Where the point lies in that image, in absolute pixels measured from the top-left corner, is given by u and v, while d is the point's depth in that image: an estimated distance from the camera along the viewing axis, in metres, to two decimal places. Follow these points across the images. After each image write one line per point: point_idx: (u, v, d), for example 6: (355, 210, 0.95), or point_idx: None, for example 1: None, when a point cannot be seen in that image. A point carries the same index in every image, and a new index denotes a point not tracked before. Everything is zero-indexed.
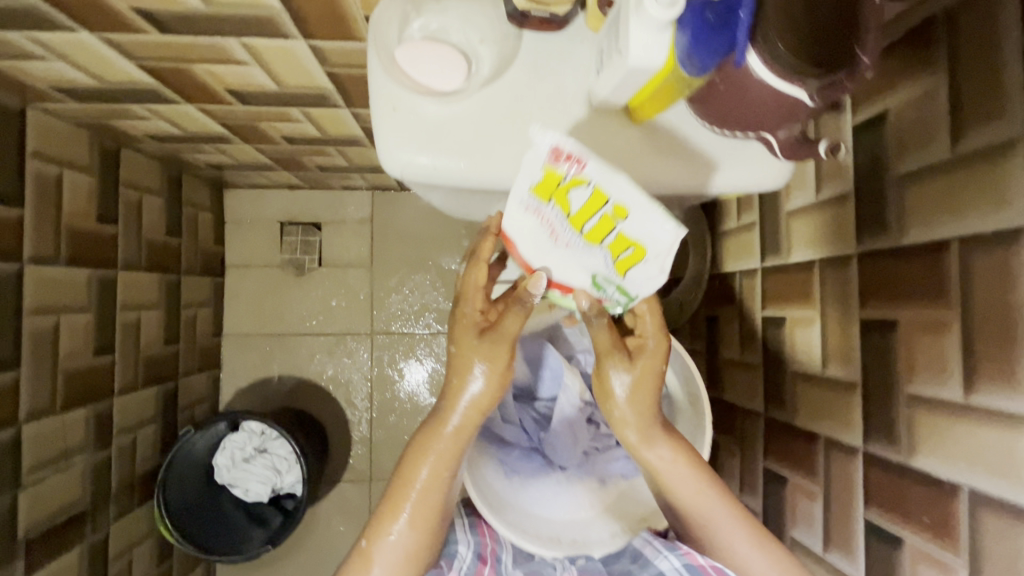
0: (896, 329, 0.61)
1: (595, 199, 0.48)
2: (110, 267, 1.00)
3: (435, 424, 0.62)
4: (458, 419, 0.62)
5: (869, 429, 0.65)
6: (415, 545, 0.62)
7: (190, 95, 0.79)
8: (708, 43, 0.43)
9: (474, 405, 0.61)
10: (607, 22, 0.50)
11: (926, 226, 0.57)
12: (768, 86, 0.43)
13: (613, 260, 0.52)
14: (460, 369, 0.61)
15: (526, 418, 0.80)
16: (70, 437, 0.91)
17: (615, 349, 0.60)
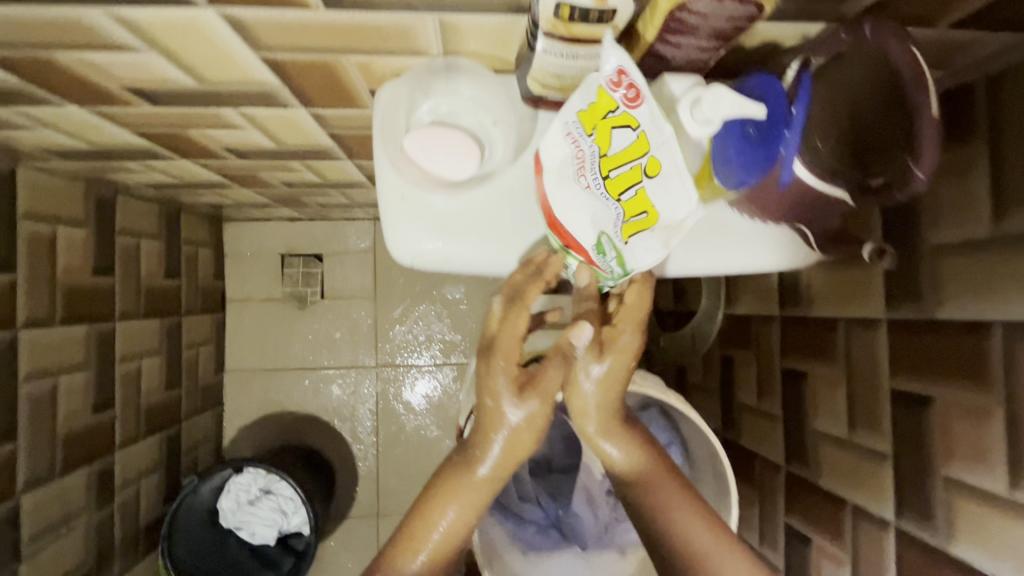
0: (931, 406, 0.58)
1: (635, 142, 0.43)
2: (107, 320, 0.98)
3: (465, 467, 0.57)
4: (488, 468, 0.56)
5: (901, 504, 0.62)
6: None
7: (187, 153, 0.76)
8: (754, 157, 0.47)
9: (505, 455, 0.56)
10: None
11: (965, 303, 0.54)
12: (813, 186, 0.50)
13: (622, 221, 0.45)
14: (491, 423, 0.55)
15: (544, 494, 0.78)
16: (71, 500, 0.89)
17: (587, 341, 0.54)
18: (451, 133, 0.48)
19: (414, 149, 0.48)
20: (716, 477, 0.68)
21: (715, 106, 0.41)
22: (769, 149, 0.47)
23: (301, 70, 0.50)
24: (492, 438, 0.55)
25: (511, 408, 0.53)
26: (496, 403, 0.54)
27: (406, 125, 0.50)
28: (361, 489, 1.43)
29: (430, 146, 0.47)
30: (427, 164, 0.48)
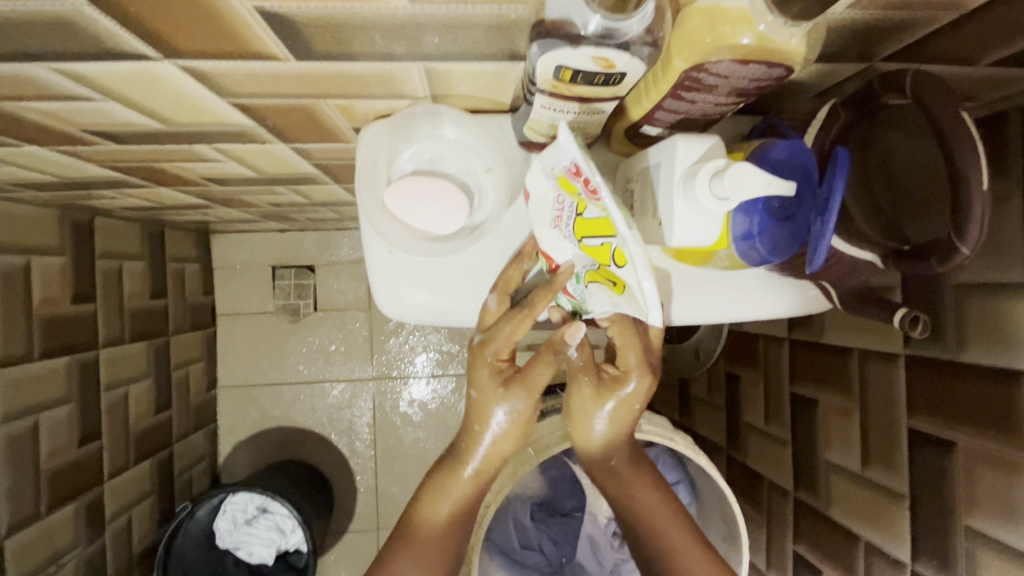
0: (953, 452, 0.55)
1: (603, 224, 0.41)
2: (90, 348, 0.94)
3: (453, 465, 0.54)
4: (475, 470, 0.54)
5: (918, 547, 0.60)
6: None
7: (162, 181, 0.72)
8: (773, 233, 0.44)
9: (492, 453, 0.53)
10: (641, 174, 0.46)
11: (993, 349, 0.51)
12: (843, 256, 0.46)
13: (595, 278, 0.46)
14: (478, 416, 0.52)
15: (546, 540, 0.75)
16: (59, 538, 0.86)
17: (587, 371, 0.53)
18: (439, 181, 0.44)
19: (396, 203, 0.44)
20: (725, 518, 0.69)
21: (739, 183, 0.38)
22: (794, 223, 0.43)
23: (276, 112, 0.45)
24: (479, 434, 0.53)
25: (497, 403, 0.51)
26: (480, 393, 0.52)
27: (388, 176, 0.47)
28: (361, 502, 1.41)
29: (414, 198, 0.44)
30: (412, 218, 0.44)
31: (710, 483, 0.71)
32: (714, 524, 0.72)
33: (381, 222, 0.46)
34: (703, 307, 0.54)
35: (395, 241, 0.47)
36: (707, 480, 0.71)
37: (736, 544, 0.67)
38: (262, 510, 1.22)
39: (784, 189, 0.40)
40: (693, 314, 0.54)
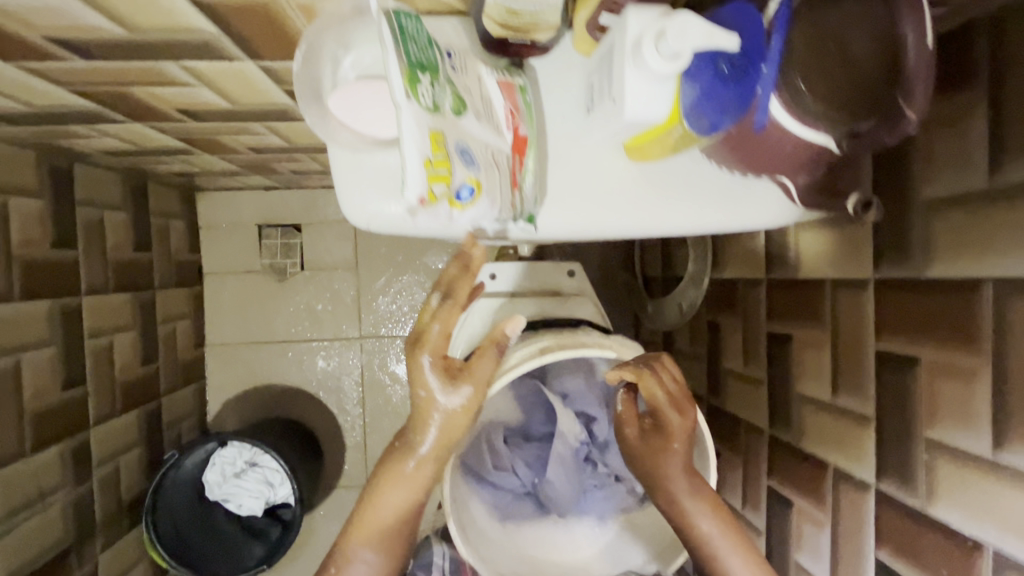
0: (916, 369, 0.56)
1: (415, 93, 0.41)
2: (73, 295, 0.94)
3: (403, 450, 0.61)
4: (416, 466, 0.61)
5: (883, 467, 0.61)
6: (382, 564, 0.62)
7: (137, 115, 0.71)
8: (721, 96, 0.43)
9: (441, 439, 0.60)
10: (599, 55, 0.46)
11: (955, 261, 0.51)
12: (790, 134, 0.46)
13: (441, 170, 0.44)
14: (424, 412, 0.60)
15: (519, 462, 0.75)
16: (45, 478, 0.87)
17: (632, 421, 0.66)
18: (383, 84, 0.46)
19: (343, 107, 0.46)
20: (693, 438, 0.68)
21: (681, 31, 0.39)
22: (741, 87, 0.43)
23: (237, 14, 0.45)
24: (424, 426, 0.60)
25: (444, 396, 0.59)
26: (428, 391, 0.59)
27: (333, 85, 0.47)
28: (350, 460, 1.42)
29: (362, 104, 0.46)
30: (364, 123, 0.47)
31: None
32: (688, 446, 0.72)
33: (331, 129, 0.48)
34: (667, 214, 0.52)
35: (348, 148, 0.49)
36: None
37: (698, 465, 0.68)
38: (251, 464, 1.21)
39: (727, 41, 0.40)
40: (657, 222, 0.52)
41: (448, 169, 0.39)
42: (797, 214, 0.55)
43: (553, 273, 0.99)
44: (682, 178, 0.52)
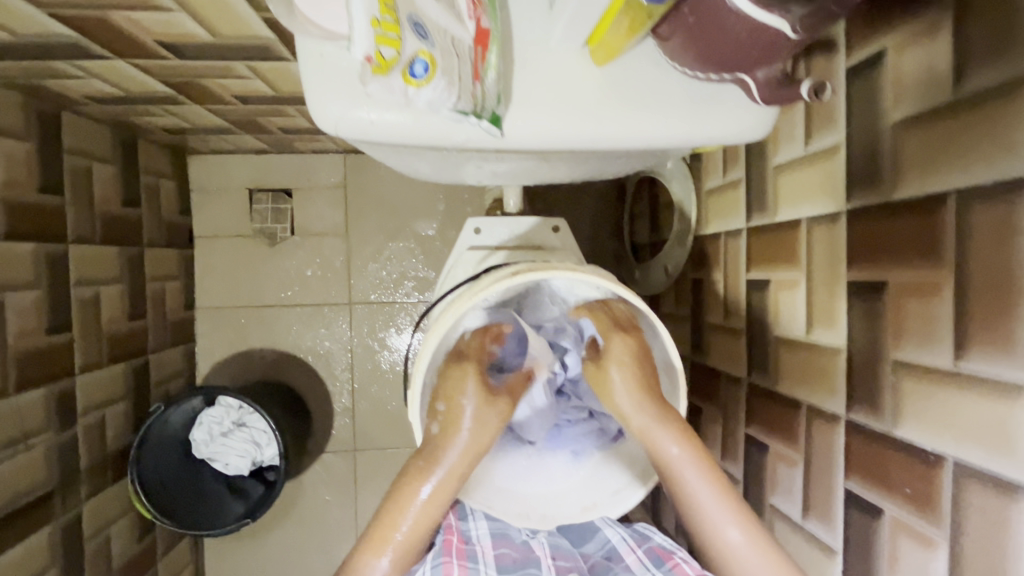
0: (885, 293, 0.56)
1: None
2: (60, 241, 0.95)
3: (426, 462, 0.62)
4: (433, 483, 0.61)
5: (853, 395, 0.61)
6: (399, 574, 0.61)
7: (118, 48, 0.72)
8: None
9: (468, 450, 0.62)
10: None
11: (922, 179, 0.52)
12: (744, 17, 0.39)
13: None
14: (452, 421, 0.62)
15: None
16: (28, 419, 0.88)
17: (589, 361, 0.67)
18: None
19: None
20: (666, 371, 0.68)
21: None
22: None
23: None
24: (456, 433, 0.62)
25: (477, 407, 0.63)
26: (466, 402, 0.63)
27: None
28: (338, 425, 1.43)
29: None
30: (333, 20, 0.46)
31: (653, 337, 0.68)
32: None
33: (298, 23, 0.46)
34: (634, 125, 0.51)
35: (316, 42, 0.47)
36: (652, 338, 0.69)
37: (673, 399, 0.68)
38: (239, 425, 1.22)
39: None
40: (627, 132, 0.51)
41: (397, 36, 0.39)
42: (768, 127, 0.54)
43: (540, 230, 0.99)
44: (651, 87, 0.50)
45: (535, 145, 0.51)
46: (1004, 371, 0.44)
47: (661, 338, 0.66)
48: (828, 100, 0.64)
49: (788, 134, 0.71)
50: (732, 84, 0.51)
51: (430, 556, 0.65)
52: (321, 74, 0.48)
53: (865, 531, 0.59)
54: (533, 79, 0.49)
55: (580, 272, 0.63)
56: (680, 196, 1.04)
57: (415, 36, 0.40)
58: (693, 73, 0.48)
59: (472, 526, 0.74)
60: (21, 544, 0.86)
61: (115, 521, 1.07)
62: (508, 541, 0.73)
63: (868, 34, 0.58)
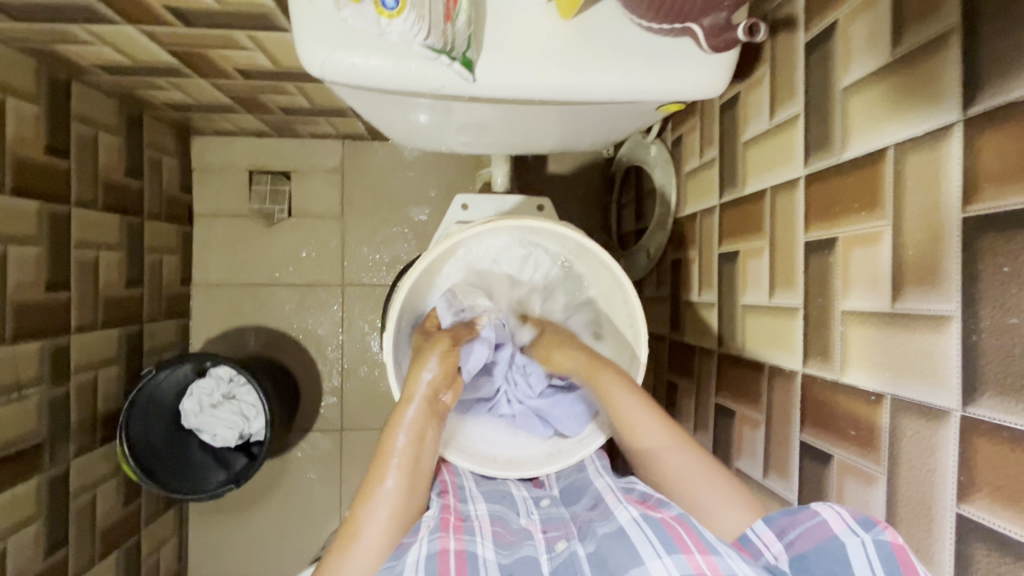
0: (836, 247, 0.59)
1: None
2: (63, 203, 1.00)
3: (401, 406, 0.71)
4: (417, 401, 0.71)
5: (809, 349, 0.64)
6: (401, 503, 0.66)
7: (128, 13, 0.77)
8: None
9: (429, 395, 0.72)
10: None
11: (867, 137, 0.55)
12: None
13: None
14: (411, 379, 0.72)
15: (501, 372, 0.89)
16: (23, 369, 0.91)
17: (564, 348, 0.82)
18: None
19: None
20: (631, 323, 0.78)
21: None
22: None
23: None
24: (415, 385, 0.72)
25: (432, 361, 0.73)
26: (432, 347, 0.74)
27: None
28: (325, 404, 1.44)
29: None
30: None
31: (619, 293, 0.79)
32: (622, 342, 0.82)
33: None
34: (593, 78, 0.56)
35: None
36: (619, 295, 0.79)
37: (638, 344, 0.77)
38: (228, 397, 1.24)
39: None
40: (588, 82, 0.56)
41: None
42: (724, 84, 0.60)
43: (525, 207, 1.01)
44: (609, 42, 0.56)
45: (504, 90, 0.56)
46: (936, 305, 0.47)
47: (624, 287, 0.76)
48: (790, 74, 0.68)
49: (756, 109, 0.75)
50: (688, 37, 0.56)
51: (426, 534, 0.62)
52: (309, 18, 0.53)
53: (818, 479, 0.62)
54: (506, 29, 0.54)
55: (553, 222, 0.74)
56: (662, 181, 1.08)
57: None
58: (649, 24, 0.54)
59: (472, 507, 0.70)
60: (9, 491, 0.88)
61: (102, 482, 1.09)
62: (504, 524, 0.69)
63: (823, 9, 0.62)
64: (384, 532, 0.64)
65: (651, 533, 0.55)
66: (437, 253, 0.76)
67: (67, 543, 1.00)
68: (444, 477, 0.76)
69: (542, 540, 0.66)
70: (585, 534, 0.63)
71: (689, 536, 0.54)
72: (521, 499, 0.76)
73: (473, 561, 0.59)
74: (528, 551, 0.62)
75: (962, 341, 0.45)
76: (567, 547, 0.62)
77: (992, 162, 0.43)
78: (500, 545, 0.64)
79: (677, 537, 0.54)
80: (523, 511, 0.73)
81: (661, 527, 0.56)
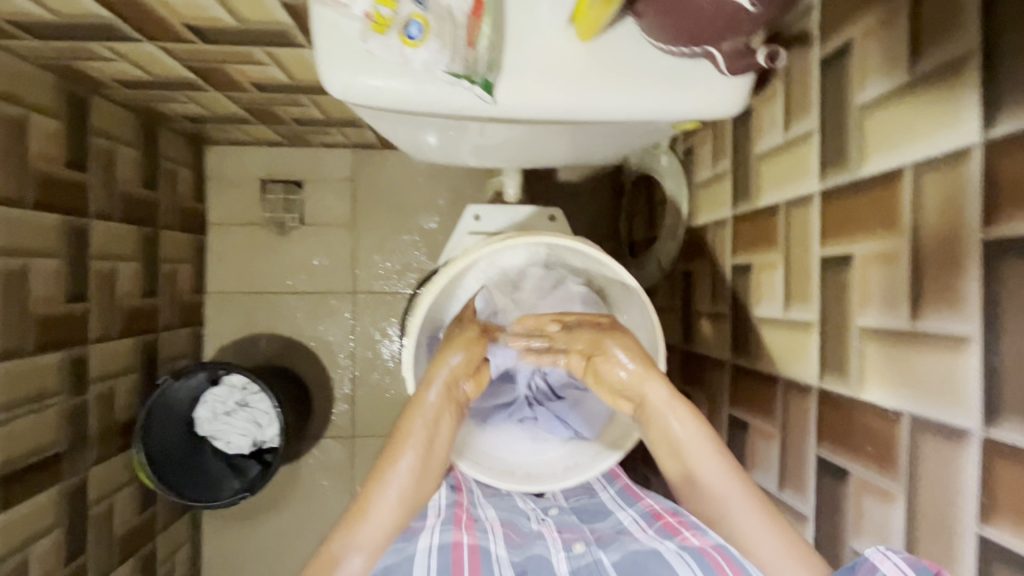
0: (852, 264, 0.60)
1: None
2: (83, 216, 1.01)
3: (422, 388, 0.69)
4: (438, 387, 0.70)
5: (825, 365, 0.64)
6: (412, 490, 0.66)
7: (148, 30, 0.78)
8: None
9: (448, 384, 0.70)
10: None
11: (883, 156, 0.56)
12: None
13: None
14: (435, 369, 0.70)
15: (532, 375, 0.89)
16: (44, 379, 0.93)
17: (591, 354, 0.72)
18: None
19: None
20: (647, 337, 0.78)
21: None
22: None
23: None
24: (439, 369, 0.70)
25: (456, 355, 0.71)
26: (462, 331, 0.74)
27: None
28: (336, 411, 1.45)
29: None
30: None
31: (636, 306, 0.79)
32: None
33: None
34: (612, 98, 0.57)
35: (330, 10, 0.53)
36: (636, 309, 0.79)
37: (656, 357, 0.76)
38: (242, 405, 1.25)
39: None
40: (606, 102, 0.57)
41: None
42: (740, 104, 0.60)
43: (537, 219, 1.01)
44: (625, 63, 0.57)
45: (522, 111, 0.57)
46: (954, 324, 0.47)
47: (643, 303, 0.76)
48: (806, 89, 0.68)
49: (770, 123, 0.75)
50: (705, 58, 0.57)
51: (437, 524, 0.68)
52: (331, 41, 0.54)
53: (835, 495, 0.62)
54: (528, 51, 0.55)
55: (569, 239, 0.75)
56: (673, 190, 1.08)
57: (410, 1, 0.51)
58: (668, 47, 0.55)
59: (483, 511, 0.75)
60: (30, 501, 0.89)
61: (119, 489, 1.11)
62: (514, 527, 0.73)
63: (838, 27, 0.63)
64: (392, 514, 0.64)
65: (692, 561, 0.58)
66: (456, 269, 0.76)
67: (85, 552, 1.01)
68: (457, 478, 0.81)
69: (556, 539, 0.69)
70: (608, 544, 0.67)
71: (733, 573, 0.56)
72: (530, 510, 0.78)
73: (485, 556, 0.64)
74: (540, 550, 0.66)
75: (983, 363, 0.45)
76: (588, 552, 0.66)
77: (1013, 185, 0.43)
78: (512, 544, 0.68)
79: (715, 563, 0.57)
80: (533, 517, 0.76)
81: (705, 560, 0.58)
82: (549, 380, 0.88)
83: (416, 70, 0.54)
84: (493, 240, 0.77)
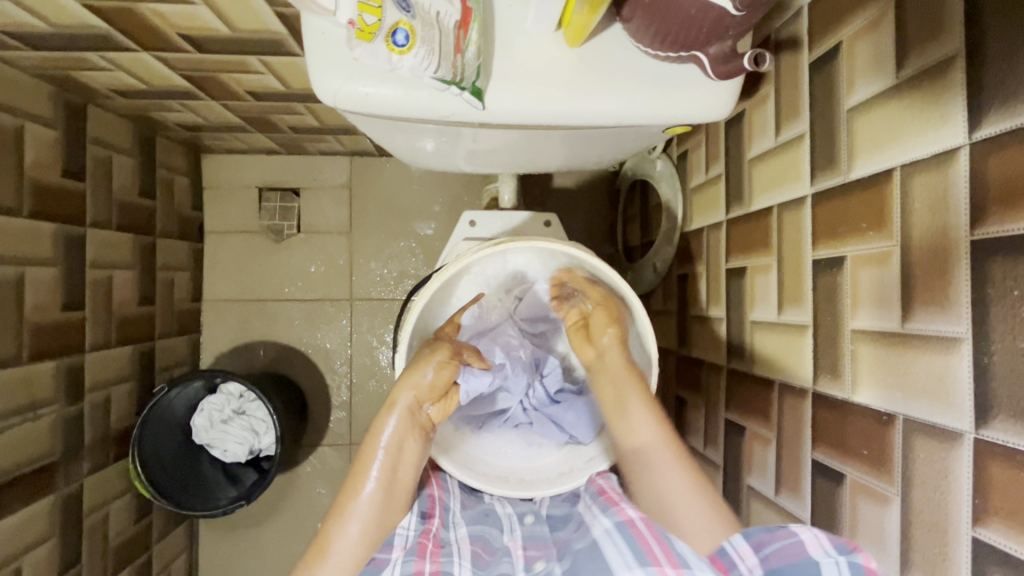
0: (844, 266, 0.60)
1: None
2: (78, 225, 1.01)
3: (383, 413, 0.70)
4: (400, 412, 0.70)
5: (819, 367, 0.64)
6: (374, 521, 0.66)
7: (144, 40, 0.78)
8: None
9: (411, 408, 0.71)
10: None
11: (872, 158, 0.56)
12: None
13: None
14: (398, 389, 0.70)
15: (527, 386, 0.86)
16: (40, 387, 0.93)
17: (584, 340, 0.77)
18: None
19: None
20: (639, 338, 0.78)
21: None
22: None
23: None
24: (403, 392, 0.70)
25: (428, 369, 0.72)
26: (433, 353, 0.74)
27: None
28: (334, 418, 1.44)
29: None
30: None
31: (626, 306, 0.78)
32: None
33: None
34: (603, 101, 0.57)
35: (320, 18, 0.54)
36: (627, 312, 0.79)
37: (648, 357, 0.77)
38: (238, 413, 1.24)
39: None
40: (596, 106, 0.57)
41: (378, 5, 0.48)
42: (728, 108, 0.61)
43: (533, 224, 1.01)
44: (614, 66, 0.57)
45: (513, 116, 0.57)
46: (946, 325, 0.47)
47: (632, 305, 0.76)
48: (796, 92, 0.68)
49: (762, 127, 0.76)
50: (692, 63, 0.57)
51: (400, 556, 0.64)
52: (321, 49, 0.54)
53: (831, 499, 0.62)
54: (517, 56, 0.56)
55: (562, 243, 0.75)
56: (668, 195, 1.08)
57: (394, 8, 0.48)
58: (655, 51, 0.55)
59: (453, 531, 0.71)
60: (25, 510, 0.89)
61: (114, 499, 1.10)
62: (485, 544, 0.70)
63: (825, 32, 0.63)
64: (353, 548, 0.64)
65: (624, 544, 0.60)
66: (447, 276, 0.75)
67: (80, 562, 1.01)
68: (432, 493, 0.76)
69: (521, 557, 0.68)
70: (563, 553, 0.67)
71: (658, 545, 0.59)
72: (506, 515, 0.76)
73: None
74: (505, 569, 0.65)
75: (975, 364, 0.45)
76: (546, 567, 0.65)
77: (1000, 185, 0.43)
78: (478, 564, 0.66)
79: (644, 543, 0.60)
80: (506, 528, 0.73)
81: (635, 539, 0.60)
82: (546, 386, 0.86)
83: (402, 77, 0.54)
84: (481, 246, 0.76)
